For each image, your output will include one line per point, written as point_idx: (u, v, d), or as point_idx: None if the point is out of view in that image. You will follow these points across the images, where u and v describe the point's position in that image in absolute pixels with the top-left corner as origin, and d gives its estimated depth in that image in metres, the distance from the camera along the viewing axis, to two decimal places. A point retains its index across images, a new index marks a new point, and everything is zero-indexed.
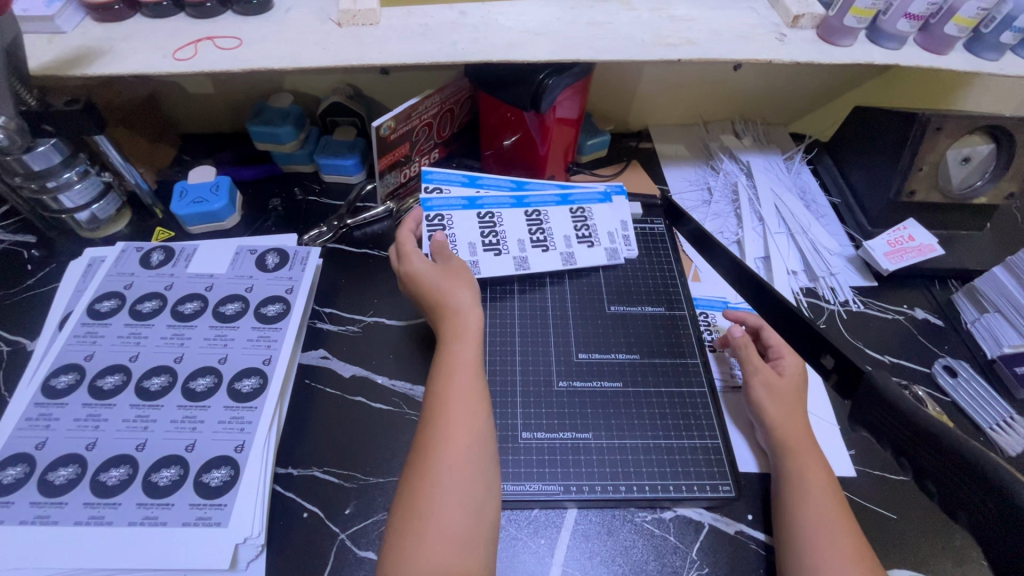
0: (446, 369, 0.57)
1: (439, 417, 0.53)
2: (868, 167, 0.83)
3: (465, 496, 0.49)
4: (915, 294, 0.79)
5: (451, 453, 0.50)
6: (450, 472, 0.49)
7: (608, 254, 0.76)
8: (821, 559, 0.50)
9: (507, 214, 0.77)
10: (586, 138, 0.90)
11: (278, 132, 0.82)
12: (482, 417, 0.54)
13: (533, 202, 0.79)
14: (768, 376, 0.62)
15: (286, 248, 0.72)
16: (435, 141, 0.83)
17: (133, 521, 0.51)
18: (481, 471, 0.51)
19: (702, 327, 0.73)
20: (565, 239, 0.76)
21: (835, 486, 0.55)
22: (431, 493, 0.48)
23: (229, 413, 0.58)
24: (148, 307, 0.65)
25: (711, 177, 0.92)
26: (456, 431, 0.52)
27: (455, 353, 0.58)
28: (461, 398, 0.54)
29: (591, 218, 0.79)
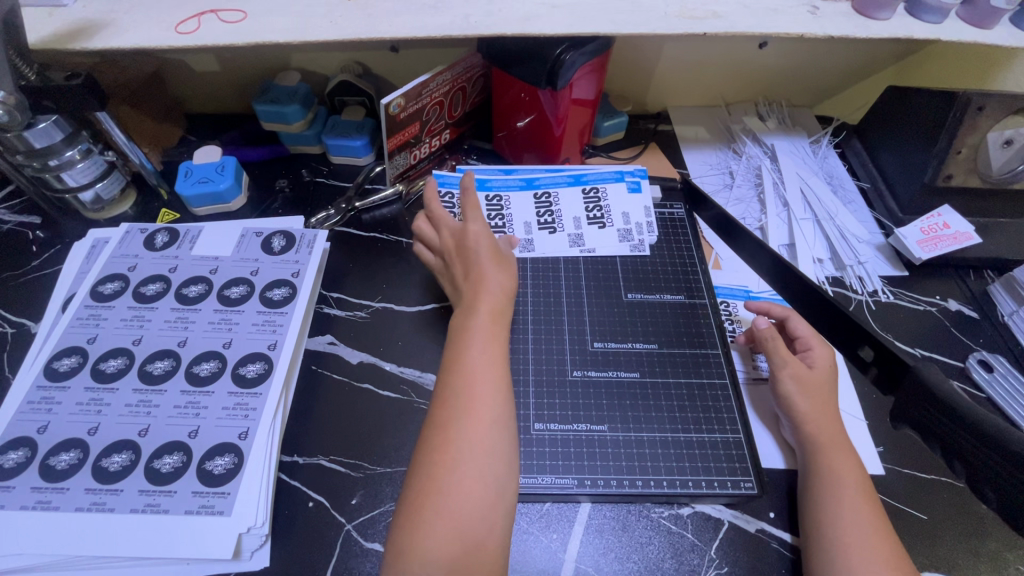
0: (469, 342, 0.54)
1: (460, 394, 0.50)
2: (900, 150, 0.79)
3: (483, 474, 0.46)
4: (948, 285, 0.75)
5: (472, 432, 0.48)
6: (469, 453, 0.47)
7: (631, 246, 0.73)
8: (852, 559, 0.48)
9: (514, 197, 0.77)
10: (603, 119, 0.87)
11: (285, 112, 0.79)
12: (505, 398, 0.51)
13: (543, 184, 0.78)
14: (798, 369, 0.60)
15: (292, 231, 0.70)
16: (446, 121, 0.80)
17: (135, 508, 0.49)
18: (499, 455, 0.48)
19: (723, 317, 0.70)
20: (574, 221, 0.75)
21: (866, 485, 0.52)
22: (449, 472, 0.46)
23: (233, 400, 0.56)
24: (152, 289, 0.64)
25: (734, 161, 0.88)
26: (476, 408, 0.49)
27: (478, 326, 0.55)
28: (487, 376, 0.52)
29: (604, 198, 0.76)
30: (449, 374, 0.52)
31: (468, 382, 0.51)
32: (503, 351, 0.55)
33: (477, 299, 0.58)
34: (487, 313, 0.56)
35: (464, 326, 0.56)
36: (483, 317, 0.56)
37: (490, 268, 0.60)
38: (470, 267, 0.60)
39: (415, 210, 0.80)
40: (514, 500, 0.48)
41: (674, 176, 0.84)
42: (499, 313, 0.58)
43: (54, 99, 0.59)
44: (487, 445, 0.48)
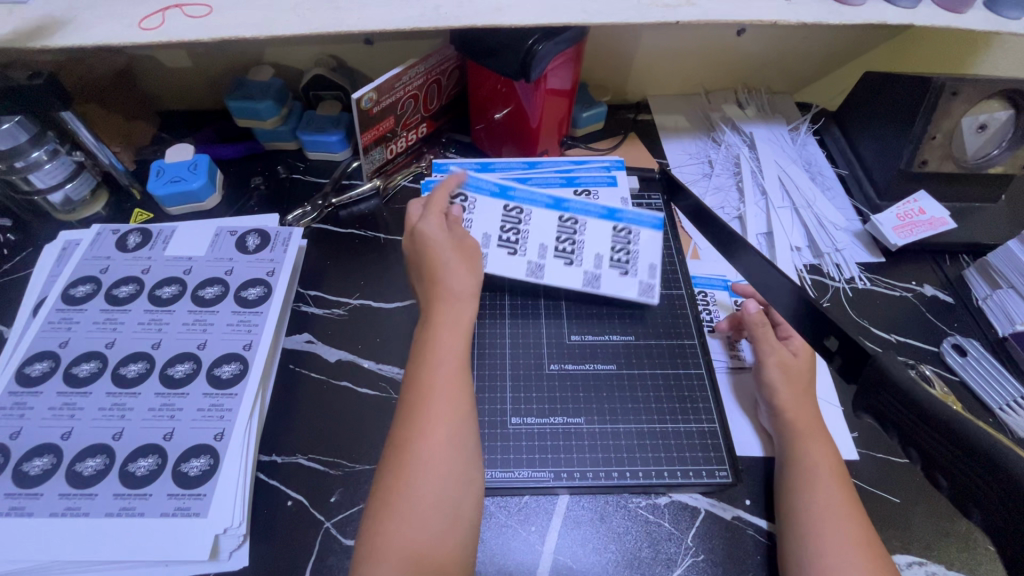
0: (426, 359, 0.51)
1: (415, 414, 0.48)
2: (877, 137, 0.79)
3: (439, 497, 0.45)
4: (924, 270, 0.76)
5: (425, 459, 0.46)
6: (423, 478, 0.45)
7: (641, 288, 0.66)
8: (823, 545, 0.48)
9: (538, 214, 0.68)
10: (581, 110, 0.86)
11: (258, 107, 0.78)
12: (462, 417, 0.49)
13: (572, 206, 0.69)
14: (783, 356, 0.61)
15: (267, 229, 0.69)
16: (422, 115, 0.79)
17: (110, 512, 0.49)
18: (456, 480, 0.46)
19: (701, 306, 0.70)
20: (596, 257, 0.67)
21: (839, 470, 0.53)
22: (400, 505, 0.45)
23: (208, 401, 0.56)
24: (125, 291, 0.63)
25: (713, 150, 0.88)
26: (430, 430, 0.47)
27: (434, 340, 0.52)
28: (444, 394, 0.49)
29: (635, 241, 0.68)
30: (407, 393, 0.50)
31: (422, 405, 0.48)
32: (464, 365, 0.52)
33: (435, 308, 0.54)
34: (446, 324, 0.53)
35: (424, 341, 0.53)
36: (445, 330, 0.53)
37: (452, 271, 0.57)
38: (430, 271, 0.57)
39: (393, 205, 0.80)
40: (475, 520, 0.47)
41: (653, 166, 0.84)
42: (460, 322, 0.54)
43: (16, 99, 0.59)
44: (443, 470, 0.46)
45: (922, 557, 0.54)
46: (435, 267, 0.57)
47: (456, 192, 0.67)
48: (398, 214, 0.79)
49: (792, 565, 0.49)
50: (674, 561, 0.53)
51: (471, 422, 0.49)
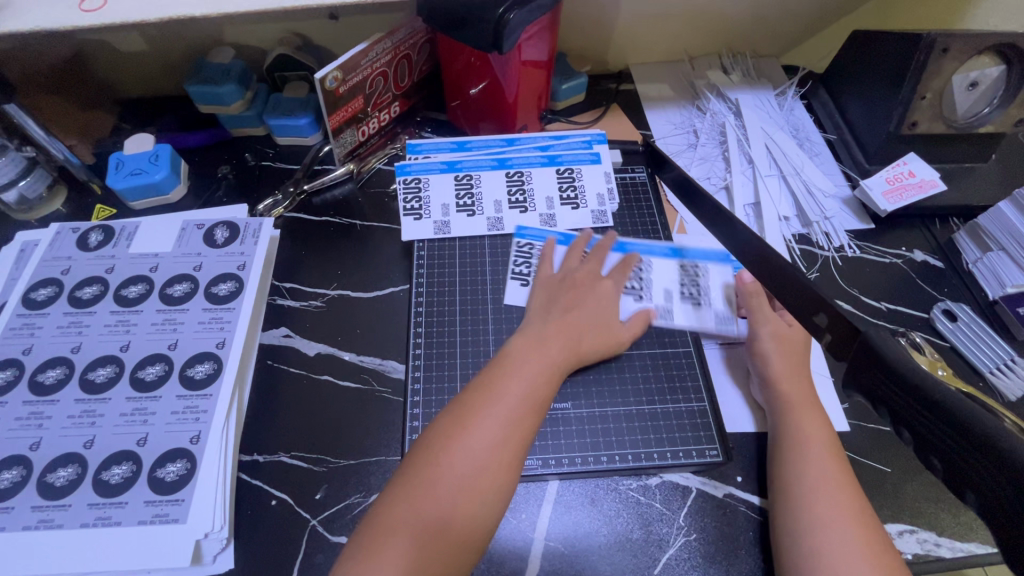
0: (515, 368, 0.53)
1: (475, 409, 0.50)
2: (866, 100, 0.77)
3: (459, 497, 0.46)
4: (913, 235, 0.74)
5: (468, 456, 0.47)
6: (454, 471, 0.46)
7: (594, 217, 0.72)
8: (814, 517, 0.48)
9: (486, 176, 0.73)
10: (560, 82, 0.82)
11: (220, 92, 0.74)
12: (525, 426, 0.50)
13: (516, 163, 0.74)
14: (778, 327, 0.61)
15: (235, 220, 0.66)
16: (393, 93, 0.75)
17: (86, 523, 0.48)
18: (486, 477, 0.47)
19: (689, 275, 0.67)
20: (665, 293, 0.66)
21: (829, 443, 0.53)
22: (428, 479, 0.46)
23: (182, 403, 0.54)
24: (89, 292, 0.60)
25: (698, 119, 0.85)
26: (480, 430, 0.48)
27: (534, 358, 0.54)
28: (507, 407, 0.50)
29: (579, 179, 0.73)
30: (478, 389, 0.52)
31: (484, 401, 0.50)
32: (549, 390, 0.53)
33: (555, 340, 0.56)
34: (542, 347, 0.56)
35: (518, 352, 0.55)
36: (542, 355, 0.55)
37: (584, 319, 0.59)
38: (565, 305, 0.60)
39: (368, 190, 0.76)
40: (480, 540, 0.46)
41: (637, 138, 0.81)
42: (567, 362, 0.56)
43: None
44: (479, 464, 0.47)
45: (913, 525, 0.54)
46: (579, 313, 0.59)
47: (409, 180, 0.72)
48: (373, 198, 0.76)
49: (785, 539, 0.49)
50: (666, 542, 0.52)
51: (524, 443, 0.50)
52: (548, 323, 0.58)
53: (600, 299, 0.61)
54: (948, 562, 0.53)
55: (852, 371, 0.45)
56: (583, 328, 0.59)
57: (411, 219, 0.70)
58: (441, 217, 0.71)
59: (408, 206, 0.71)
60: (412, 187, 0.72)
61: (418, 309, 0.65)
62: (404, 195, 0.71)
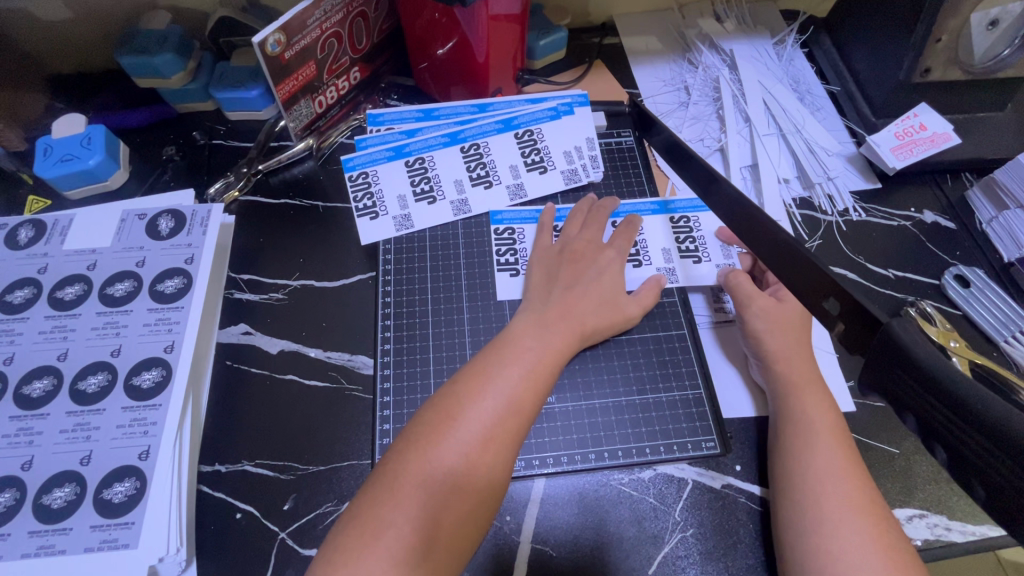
0: (511, 352, 0.49)
1: (464, 398, 0.45)
2: (874, 46, 0.69)
3: (445, 495, 0.41)
4: (923, 194, 0.69)
5: (455, 450, 0.42)
6: (440, 465, 0.42)
7: (565, 178, 0.66)
8: (823, 510, 0.44)
9: (441, 156, 0.65)
10: (538, 37, 0.74)
11: (155, 62, 0.66)
12: (524, 414, 0.46)
13: (470, 135, 0.66)
14: (765, 303, 0.56)
15: (180, 208, 0.60)
16: (351, 57, 0.67)
17: (27, 552, 0.44)
18: (480, 472, 0.42)
19: (684, 237, 0.62)
20: (663, 252, 0.62)
21: (837, 428, 0.49)
22: (415, 472, 0.41)
23: (128, 416, 0.49)
24: (20, 296, 0.54)
25: (689, 74, 0.78)
26: (470, 420, 0.44)
27: (532, 341, 0.50)
28: (499, 395, 0.45)
29: (542, 140, 0.67)
30: (469, 374, 0.47)
31: (479, 387, 0.46)
32: (550, 376, 0.49)
33: (555, 322, 0.52)
34: (539, 329, 0.51)
35: (513, 334, 0.51)
36: (539, 338, 0.50)
37: (585, 297, 0.55)
38: (565, 280, 0.56)
39: (330, 167, 0.69)
40: (466, 544, 0.41)
41: (623, 98, 0.74)
42: (568, 345, 0.51)
43: None
44: (473, 456, 0.42)
45: (923, 509, 0.51)
46: (580, 290, 0.55)
47: (356, 175, 0.64)
48: (336, 175, 0.68)
49: (789, 535, 0.45)
50: (661, 539, 0.49)
51: (519, 436, 0.45)
52: (548, 302, 0.54)
53: (603, 271, 0.57)
54: (960, 547, 0.49)
55: (868, 368, 0.38)
56: (585, 307, 0.54)
57: (367, 220, 0.63)
58: (401, 211, 0.63)
59: (360, 205, 0.64)
60: (361, 184, 0.64)
61: (387, 300, 0.60)
62: (355, 195, 0.64)
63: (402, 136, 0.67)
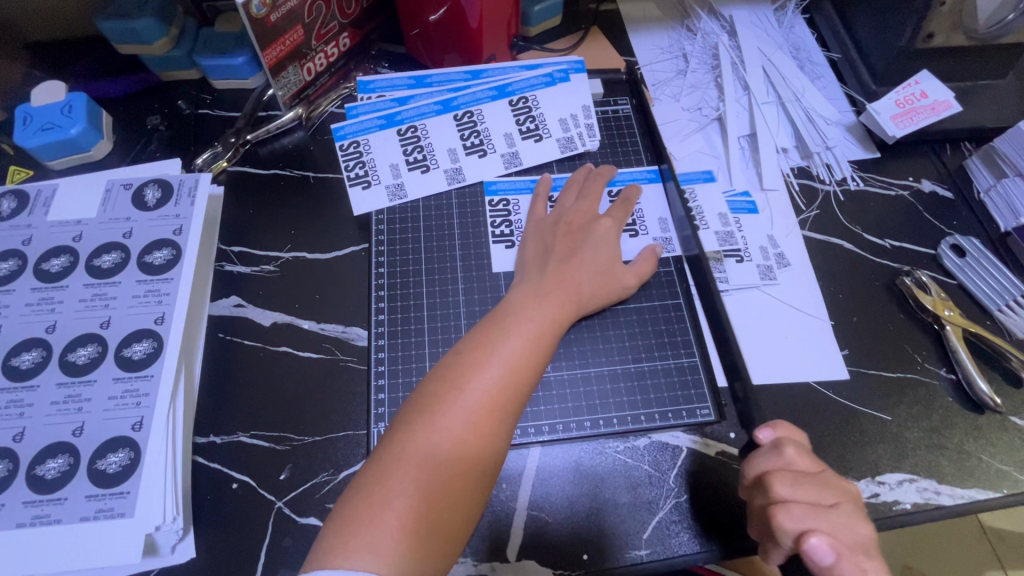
0: (512, 321, 0.48)
1: (466, 368, 0.45)
2: (876, 11, 0.68)
3: (453, 463, 0.41)
4: (922, 163, 0.68)
5: (459, 419, 0.42)
6: (445, 434, 0.42)
7: (561, 146, 0.64)
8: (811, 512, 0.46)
9: (433, 124, 0.64)
10: (532, 2, 0.72)
11: (136, 27, 0.64)
12: (525, 382, 0.46)
13: (463, 103, 0.65)
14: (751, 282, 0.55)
15: (167, 178, 0.58)
16: (340, 21, 0.65)
17: (22, 522, 0.44)
18: (484, 441, 0.42)
19: None
20: (660, 222, 0.61)
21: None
22: (422, 441, 0.41)
23: (120, 387, 0.49)
24: (5, 269, 0.53)
25: (687, 41, 0.76)
26: (471, 389, 0.44)
27: (531, 310, 0.50)
28: (500, 364, 0.45)
29: (537, 107, 0.65)
30: (470, 344, 0.47)
31: (481, 356, 0.45)
32: (550, 345, 0.49)
33: (553, 291, 0.52)
34: (538, 299, 0.51)
35: (512, 305, 0.50)
36: (538, 307, 0.50)
37: (582, 267, 0.54)
38: (561, 251, 0.55)
39: (320, 136, 0.67)
40: (473, 510, 0.41)
41: (620, 66, 0.72)
42: (567, 314, 0.51)
43: None
44: (478, 425, 0.42)
45: (913, 474, 0.51)
46: (577, 260, 0.54)
47: (347, 145, 0.63)
48: (327, 146, 0.67)
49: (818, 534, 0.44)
50: (656, 505, 0.49)
51: (520, 404, 0.45)
52: (544, 273, 0.53)
53: (598, 242, 0.56)
54: (950, 510, 0.50)
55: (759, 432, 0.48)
56: (582, 276, 0.54)
57: (359, 189, 0.62)
58: (394, 181, 0.62)
59: (352, 175, 0.62)
60: (352, 154, 0.63)
61: (380, 271, 0.59)
62: (347, 165, 0.62)
63: (394, 104, 0.65)
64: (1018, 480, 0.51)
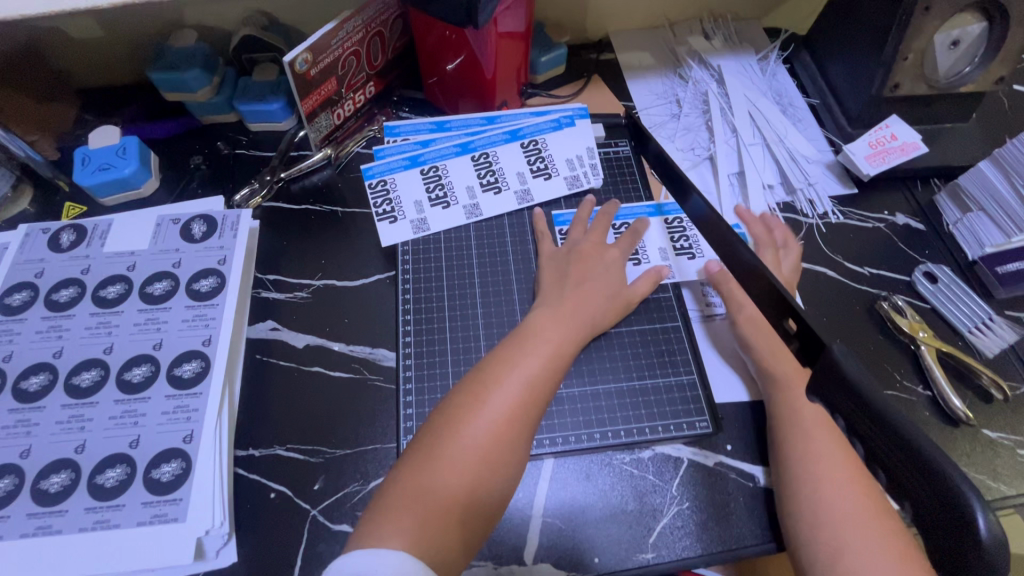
0: (532, 341, 0.54)
1: (491, 381, 0.50)
2: (849, 63, 0.76)
3: (477, 466, 0.45)
4: (895, 198, 0.75)
5: (483, 427, 0.47)
6: (471, 439, 0.46)
7: (568, 183, 0.71)
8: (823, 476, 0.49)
9: (452, 163, 0.71)
10: (539, 54, 0.80)
11: (184, 78, 0.71)
12: (540, 397, 0.50)
13: (479, 145, 0.72)
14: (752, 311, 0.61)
15: (212, 213, 0.64)
16: (368, 73, 0.73)
17: (84, 527, 0.48)
18: (505, 447, 0.47)
19: (675, 235, 0.69)
20: (659, 251, 0.67)
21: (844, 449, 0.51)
22: (451, 441, 0.46)
23: (172, 403, 0.53)
24: (66, 295, 0.59)
25: (680, 88, 0.83)
26: (493, 400, 0.48)
27: (548, 331, 0.55)
28: (521, 380, 0.50)
29: (545, 148, 0.72)
30: (492, 361, 0.52)
31: (504, 371, 0.50)
32: (563, 363, 0.54)
33: (565, 313, 0.57)
34: (553, 322, 0.56)
35: (531, 326, 0.55)
36: (555, 330, 0.55)
37: (592, 291, 0.60)
38: (575, 278, 0.60)
39: (348, 174, 0.74)
40: (489, 511, 0.45)
41: (620, 111, 0.79)
42: (578, 333, 0.56)
43: None
44: (500, 432, 0.47)
45: None
46: (588, 285, 0.60)
47: (374, 183, 0.69)
48: (354, 183, 0.73)
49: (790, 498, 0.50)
50: (661, 511, 0.54)
51: (537, 416, 0.50)
52: (561, 296, 0.59)
53: (607, 268, 0.62)
54: None
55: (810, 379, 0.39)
56: (592, 298, 0.59)
57: (385, 223, 0.68)
58: (416, 215, 0.68)
59: (379, 210, 0.68)
60: (379, 191, 0.69)
61: (405, 297, 0.64)
62: (374, 202, 0.69)
63: (417, 146, 0.72)
64: (992, 488, 0.56)
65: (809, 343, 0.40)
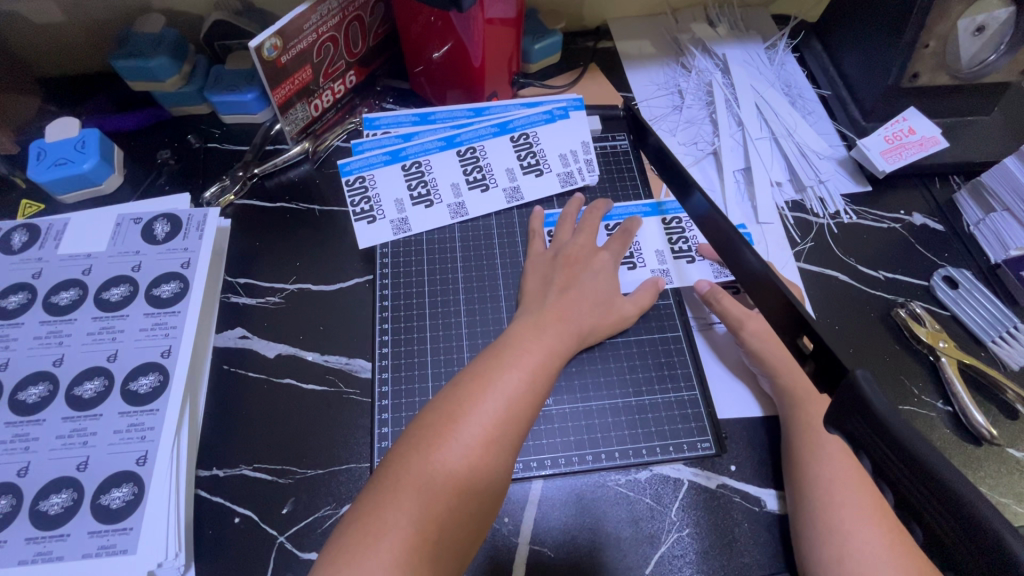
0: (511, 355, 0.49)
1: (465, 402, 0.45)
2: (864, 51, 0.70)
3: (449, 498, 0.41)
4: (911, 196, 0.70)
5: (456, 454, 0.42)
6: (442, 469, 0.41)
7: (561, 180, 0.66)
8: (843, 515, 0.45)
9: (436, 158, 0.66)
10: (532, 41, 0.74)
11: (149, 66, 0.66)
12: (521, 419, 0.45)
13: (466, 138, 0.67)
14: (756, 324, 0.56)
15: (176, 212, 0.60)
16: (347, 61, 0.68)
17: (24, 559, 0.44)
18: (481, 475, 0.42)
19: (676, 237, 0.64)
20: (658, 254, 0.63)
21: (861, 475, 0.47)
22: (420, 471, 0.41)
23: (126, 421, 0.49)
24: (15, 301, 0.54)
25: (682, 78, 0.78)
26: (468, 423, 0.43)
27: (531, 344, 0.50)
28: (498, 399, 0.45)
29: (537, 143, 0.67)
30: (467, 377, 0.47)
31: (481, 390, 0.45)
32: (547, 379, 0.49)
33: (550, 324, 0.52)
34: (536, 333, 0.51)
35: (512, 338, 0.51)
36: (537, 341, 0.50)
37: (581, 299, 0.55)
38: (562, 285, 0.56)
39: (327, 170, 0.69)
40: (464, 546, 0.41)
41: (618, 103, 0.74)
42: (563, 346, 0.52)
43: None
44: (475, 460, 0.42)
45: None
46: (576, 292, 0.55)
47: (352, 180, 0.64)
48: (333, 179, 0.68)
49: (800, 527, 0.47)
50: (658, 539, 0.49)
51: (517, 439, 0.45)
52: (545, 303, 0.54)
53: (597, 273, 0.58)
54: None
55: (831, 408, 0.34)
56: (581, 307, 0.55)
57: (364, 223, 0.63)
58: (398, 215, 0.64)
59: (358, 209, 0.64)
60: (357, 188, 0.64)
61: (384, 304, 0.60)
62: (352, 200, 0.64)
63: (399, 140, 0.67)
64: (1018, 513, 0.52)
65: (829, 367, 0.36)
